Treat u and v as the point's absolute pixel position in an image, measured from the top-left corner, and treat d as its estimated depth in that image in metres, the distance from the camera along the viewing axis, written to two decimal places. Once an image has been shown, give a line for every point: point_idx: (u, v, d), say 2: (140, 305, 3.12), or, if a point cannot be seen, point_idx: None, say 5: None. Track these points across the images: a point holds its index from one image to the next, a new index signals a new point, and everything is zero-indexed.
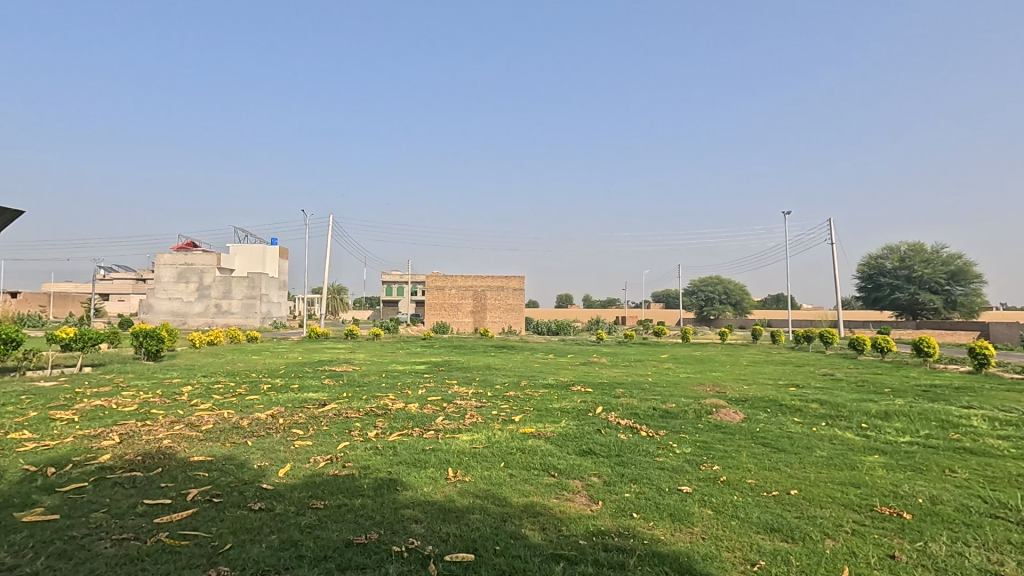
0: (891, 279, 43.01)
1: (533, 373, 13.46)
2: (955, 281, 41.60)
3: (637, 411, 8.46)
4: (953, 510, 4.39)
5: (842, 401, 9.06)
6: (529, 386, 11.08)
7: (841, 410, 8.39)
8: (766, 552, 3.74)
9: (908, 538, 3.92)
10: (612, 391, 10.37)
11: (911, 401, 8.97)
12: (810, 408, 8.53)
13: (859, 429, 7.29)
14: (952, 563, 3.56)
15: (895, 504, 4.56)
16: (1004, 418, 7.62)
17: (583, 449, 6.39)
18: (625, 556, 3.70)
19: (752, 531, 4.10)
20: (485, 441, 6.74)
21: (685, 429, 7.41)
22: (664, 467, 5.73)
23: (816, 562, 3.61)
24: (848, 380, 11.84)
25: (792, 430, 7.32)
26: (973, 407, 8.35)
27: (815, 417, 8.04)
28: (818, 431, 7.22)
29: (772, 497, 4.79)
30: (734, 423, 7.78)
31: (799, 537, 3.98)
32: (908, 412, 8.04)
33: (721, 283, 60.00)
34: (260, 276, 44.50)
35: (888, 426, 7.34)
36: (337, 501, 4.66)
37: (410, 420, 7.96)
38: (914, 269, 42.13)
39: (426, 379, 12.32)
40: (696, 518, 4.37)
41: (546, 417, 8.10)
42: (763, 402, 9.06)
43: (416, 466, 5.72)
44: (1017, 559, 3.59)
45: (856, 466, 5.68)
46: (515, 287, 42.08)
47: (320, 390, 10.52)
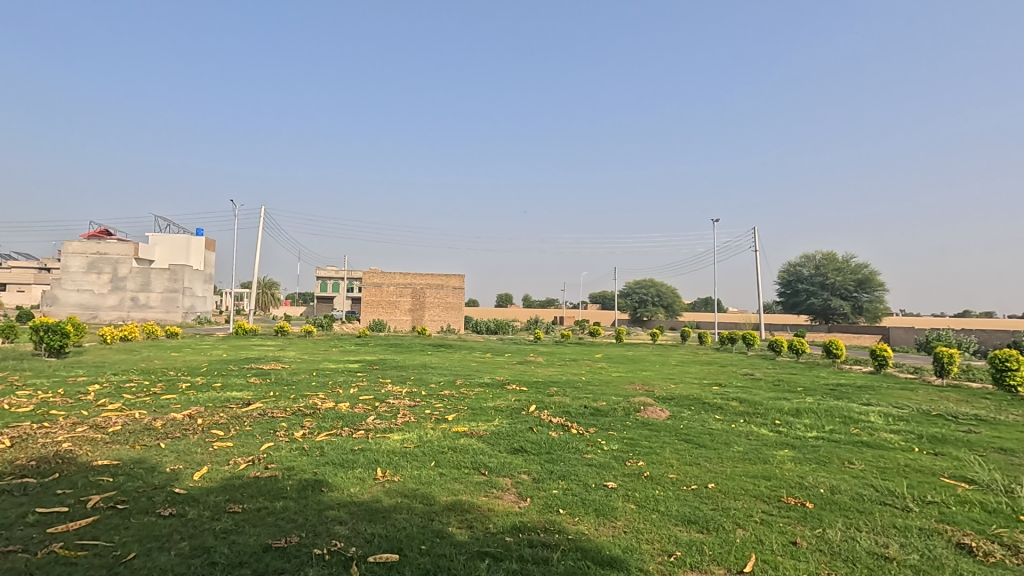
0: (807, 286, 46.31)
1: (469, 372, 13.46)
2: (862, 289, 44.95)
3: (569, 410, 8.64)
4: (849, 499, 4.77)
5: (759, 399, 9.64)
6: (465, 385, 11.06)
7: (757, 407, 8.93)
8: (682, 543, 3.92)
9: (810, 525, 4.23)
10: (546, 390, 10.54)
11: (819, 399, 9.67)
12: (729, 406, 9.02)
13: (772, 425, 7.79)
14: (846, 547, 3.86)
15: (799, 495, 4.90)
16: (897, 414, 8.38)
17: (515, 448, 6.46)
18: (549, 551, 3.77)
19: (671, 524, 4.29)
20: (416, 441, 6.66)
21: (614, 426, 7.65)
22: (592, 463, 5.90)
23: (726, 551, 3.81)
24: (766, 379, 12.63)
25: (712, 426, 7.72)
26: (872, 404, 9.12)
27: (734, 414, 8.51)
28: (735, 428, 7.64)
29: (691, 491, 5.03)
30: (659, 420, 8.10)
31: (713, 528, 4.20)
32: (816, 409, 8.67)
33: (655, 285, 62.09)
34: (183, 268, 41.90)
35: (797, 422, 7.89)
36: (256, 504, 4.47)
37: (339, 419, 7.76)
38: (828, 275, 45.51)
39: (359, 378, 12.02)
40: (620, 513, 4.52)
41: (479, 416, 8.12)
42: (688, 401, 9.48)
43: (343, 466, 5.58)
44: (900, 541, 3.94)
45: (768, 460, 6.06)
46: (455, 285, 41.98)
47: (244, 389, 10.04)
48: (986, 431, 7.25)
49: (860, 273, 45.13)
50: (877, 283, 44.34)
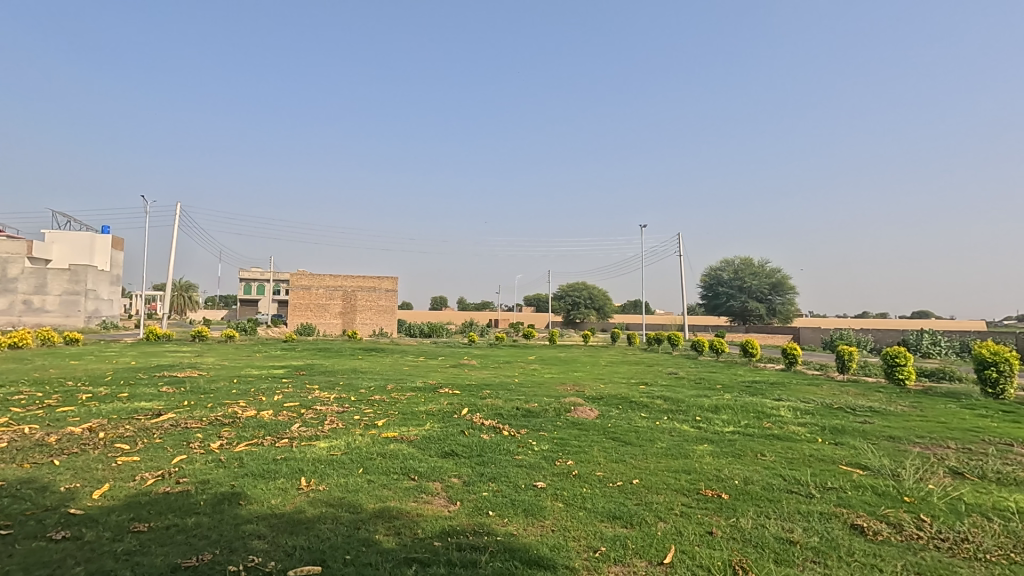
0: (727, 289, 49.08)
1: (401, 376, 13.22)
2: (775, 292, 48.19)
3: (501, 412, 8.68)
4: (760, 489, 5.10)
5: (682, 396, 10.11)
6: (396, 389, 10.85)
7: (680, 404, 9.35)
8: (607, 538, 4.04)
9: (724, 515, 4.48)
10: (479, 393, 10.53)
11: (736, 396, 10.26)
12: (655, 404, 9.39)
13: (693, 421, 8.18)
14: (755, 533, 4.12)
15: (716, 486, 5.18)
16: (803, 408, 9.05)
17: (446, 451, 6.41)
18: (477, 554, 3.77)
19: (597, 520, 4.41)
20: (343, 448, 6.46)
21: (545, 427, 7.76)
22: (522, 464, 5.96)
23: (647, 543, 3.96)
24: (689, 378, 13.26)
25: (638, 424, 8.01)
26: (782, 399, 9.79)
27: (659, 411, 8.87)
28: (660, 425, 7.96)
29: (617, 487, 5.19)
30: (589, 419, 8.30)
31: (636, 522, 4.35)
32: (733, 405, 9.20)
33: (587, 288, 63.65)
34: (85, 268, 38.54)
35: (716, 418, 8.33)
36: (165, 522, 4.18)
37: (261, 428, 7.39)
38: (745, 279, 48.46)
39: (284, 384, 11.51)
40: (548, 512, 4.59)
41: (410, 421, 7.99)
42: (616, 400, 9.78)
43: (264, 477, 5.32)
44: (803, 525, 4.25)
45: (689, 455, 6.36)
46: (388, 288, 41.16)
47: (155, 399, 9.35)
48: (878, 421, 7.98)
49: (774, 277, 48.40)
50: (789, 286, 47.68)
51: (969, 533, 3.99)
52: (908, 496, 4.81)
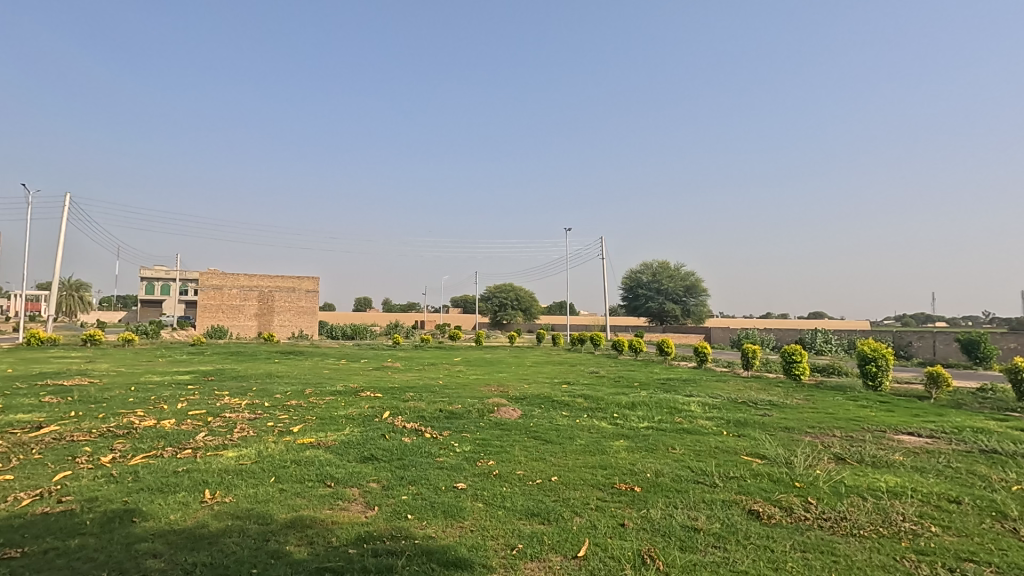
0: (646, 291, 51.31)
1: (320, 379, 12.75)
2: (689, 294, 50.97)
3: (424, 414, 8.58)
4: (670, 480, 5.38)
5: (601, 395, 10.45)
6: (315, 394, 10.44)
7: (599, 402, 9.67)
8: (525, 536, 4.11)
9: (636, 507, 4.69)
10: (402, 395, 10.36)
11: (651, 393, 10.76)
12: (576, 403, 9.65)
13: (612, 418, 8.49)
14: (663, 523, 4.34)
15: (629, 480, 5.41)
16: (712, 403, 9.65)
17: (365, 456, 6.26)
18: (394, 558, 3.72)
19: (515, 518, 4.47)
20: (254, 456, 6.14)
21: (467, 428, 7.77)
22: (443, 466, 5.93)
23: (564, 539, 4.07)
24: (609, 376, 13.74)
25: (559, 422, 8.20)
26: (693, 395, 10.38)
27: (579, 410, 9.13)
28: (580, 422, 8.20)
29: (536, 485, 5.29)
30: (511, 419, 8.40)
31: (553, 518, 4.46)
32: (649, 402, 9.64)
33: (514, 289, 64.26)
34: None
35: (633, 415, 8.69)
36: (43, 546, 3.78)
37: (161, 439, 6.86)
38: (662, 282, 50.89)
39: (189, 391, 10.73)
40: (468, 512, 4.60)
41: (328, 426, 7.72)
42: (539, 399, 9.96)
43: (162, 491, 4.95)
44: (707, 513, 4.53)
45: (605, 451, 6.60)
46: (308, 288, 39.55)
47: (36, 410, 8.42)
48: (776, 413, 8.67)
49: (688, 280, 51.21)
50: (701, 289, 50.61)
51: (847, 512, 4.42)
52: (798, 481, 5.26)
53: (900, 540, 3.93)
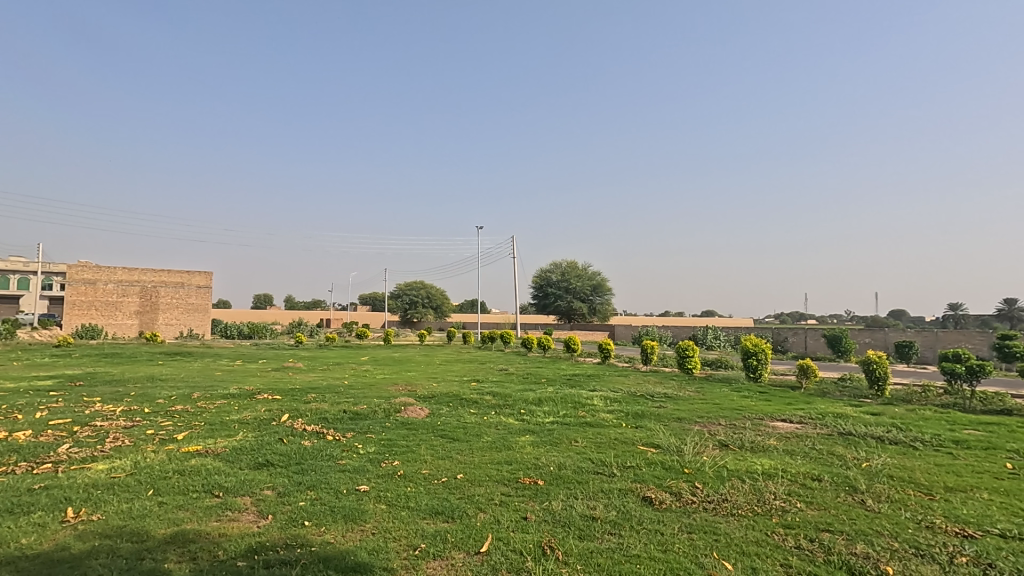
0: (555, 289, 52.69)
1: (210, 382, 11.82)
2: (595, 293, 53.03)
3: (325, 416, 8.24)
4: (571, 472, 5.58)
5: (509, 392, 10.61)
6: (204, 398, 9.67)
7: (507, 399, 9.81)
8: (428, 535, 4.08)
9: (539, 500, 4.81)
10: (302, 397, 9.88)
11: (558, 388, 11.07)
12: (484, 400, 9.72)
13: (519, 414, 8.64)
14: (564, 514, 4.49)
15: (533, 474, 5.54)
16: (613, 397, 10.12)
17: (259, 462, 5.89)
18: (288, 568, 3.54)
19: (418, 518, 4.43)
20: (129, 468, 5.57)
21: (372, 429, 7.57)
22: (345, 469, 5.73)
23: (467, 535, 4.09)
24: (517, 373, 13.96)
25: (467, 420, 8.21)
26: (596, 390, 10.83)
27: (487, 407, 9.20)
28: (487, 419, 8.26)
29: (441, 483, 5.27)
30: (418, 418, 8.28)
31: (457, 516, 4.46)
32: (555, 397, 9.92)
33: (425, 287, 63.44)
34: None
35: (538, 410, 8.91)
36: None
37: (14, 453, 6.02)
38: (571, 281, 52.54)
39: (50, 398, 9.52)
40: (369, 515, 4.47)
41: (218, 431, 7.19)
42: (447, 398, 9.91)
43: (13, 512, 4.35)
44: (605, 502, 4.74)
45: (512, 446, 6.70)
46: (199, 284, 36.63)
47: None
48: (670, 405, 9.27)
49: (595, 280, 53.26)
50: (607, 288, 52.87)
51: (728, 494, 4.82)
52: (687, 467, 5.66)
53: (771, 516, 4.36)
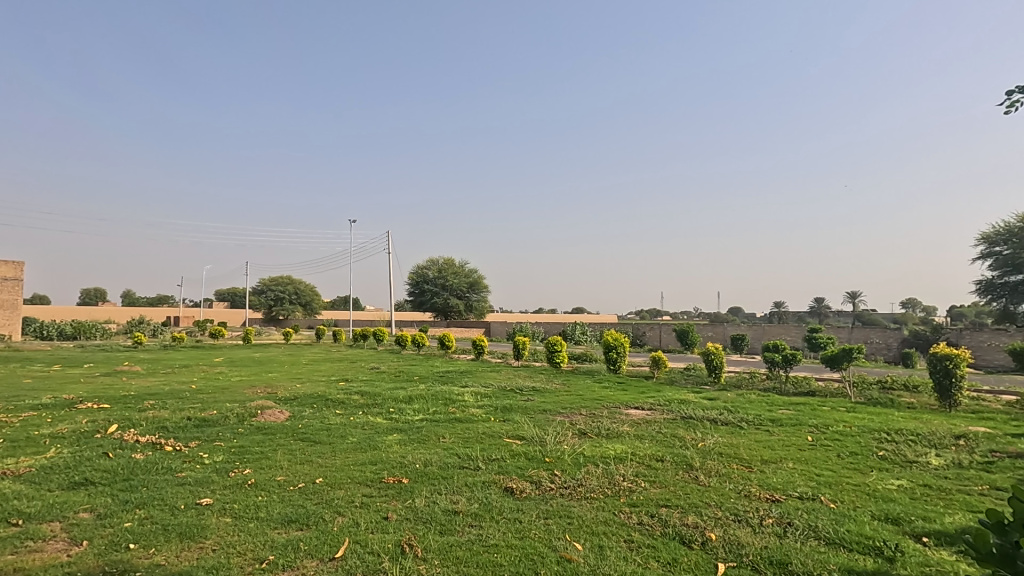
0: (432, 286, 52.22)
1: (16, 391, 10.00)
2: (472, 290, 53.49)
3: (165, 425, 7.36)
4: (437, 469, 5.57)
5: (379, 390, 10.32)
6: (5, 410, 8.14)
7: (376, 398, 9.53)
8: (278, 545, 3.82)
9: (401, 499, 4.74)
10: (138, 405, 8.74)
11: (429, 386, 10.99)
12: (351, 400, 9.35)
13: (387, 413, 8.44)
14: (427, 511, 4.46)
15: (398, 473, 5.44)
16: (484, 392, 10.29)
17: (76, 481, 5.11)
18: None
19: (268, 528, 4.13)
20: None
21: (221, 436, 6.92)
22: (185, 482, 5.17)
23: (321, 541, 3.90)
24: (388, 372, 13.62)
25: (331, 421, 7.83)
26: (468, 386, 10.93)
27: (354, 407, 8.87)
28: (353, 420, 7.96)
29: (297, 490, 4.96)
30: (276, 422, 7.74)
31: (313, 522, 4.24)
32: (425, 394, 9.85)
33: (292, 282, 59.38)
34: None
35: (408, 408, 8.77)
36: None
37: None
38: (447, 278, 52.42)
39: None
40: (211, 530, 4.08)
41: (23, 449, 6.10)
42: (311, 399, 9.38)
43: None
44: (468, 496, 4.80)
45: (378, 446, 6.52)
46: (4, 276, 30.79)
47: None
48: (538, 398, 9.65)
49: (471, 277, 53.66)
50: (483, 286, 53.54)
51: (583, 479, 5.14)
52: (548, 456, 5.93)
53: (619, 497, 4.72)
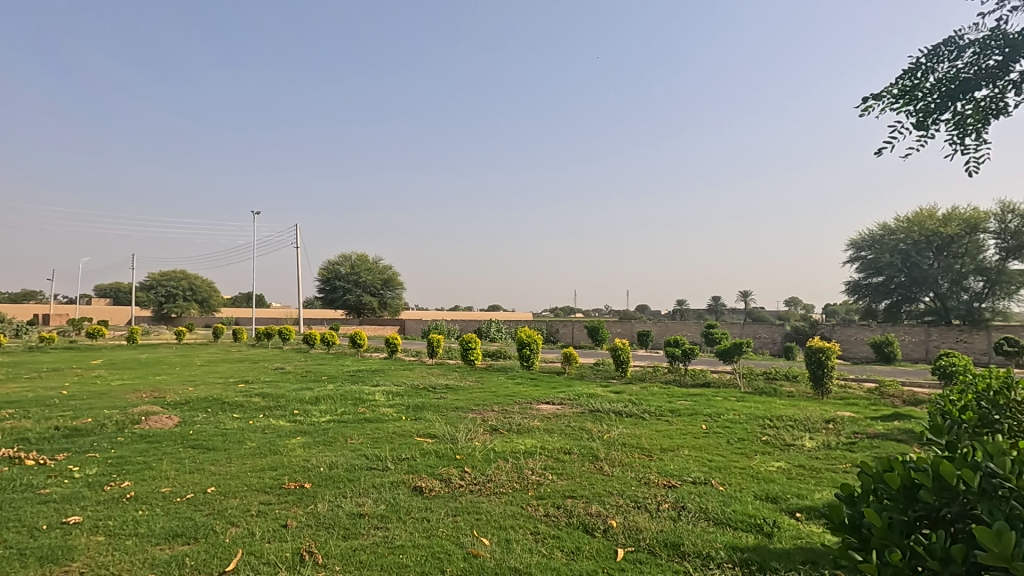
0: (344, 283, 50.35)
1: None
2: (387, 287, 52.21)
3: (26, 437, 6.51)
4: (343, 471, 5.37)
5: (283, 392, 9.79)
6: None
7: (279, 400, 9.03)
8: (160, 563, 3.51)
9: (303, 504, 4.52)
10: None
11: (338, 386, 10.58)
12: (251, 403, 8.78)
13: (291, 415, 8.02)
14: (330, 516, 4.28)
15: (300, 478, 5.18)
16: (396, 391, 10.07)
17: None
18: None
19: (150, 545, 3.78)
20: None
21: (97, 446, 6.24)
22: (49, 500, 4.60)
23: (210, 555, 3.63)
24: (294, 372, 12.96)
25: (227, 426, 7.32)
26: (379, 385, 10.65)
27: (254, 410, 8.35)
28: (253, 423, 7.48)
29: (184, 501, 4.58)
30: (163, 429, 7.11)
31: (201, 535, 3.93)
32: (334, 395, 9.47)
33: (187, 277, 54.82)
34: None
35: (314, 409, 8.39)
36: None
37: None
38: (360, 275, 50.78)
39: None
40: (79, 552, 3.66)
41: None
42: (205, 403, 8.71)
43: None
44: (375, 497, 4.67)
45: (279, 451, 6.18)
46: None
47: None
48: (451, 395, 9.59)
49: (386, 274, 52.31)
50: (397, 283, 52.36)
51: (492, 474, 5.17)
52: (459, 454, 5.91)
53: (527, 491, 4.80)
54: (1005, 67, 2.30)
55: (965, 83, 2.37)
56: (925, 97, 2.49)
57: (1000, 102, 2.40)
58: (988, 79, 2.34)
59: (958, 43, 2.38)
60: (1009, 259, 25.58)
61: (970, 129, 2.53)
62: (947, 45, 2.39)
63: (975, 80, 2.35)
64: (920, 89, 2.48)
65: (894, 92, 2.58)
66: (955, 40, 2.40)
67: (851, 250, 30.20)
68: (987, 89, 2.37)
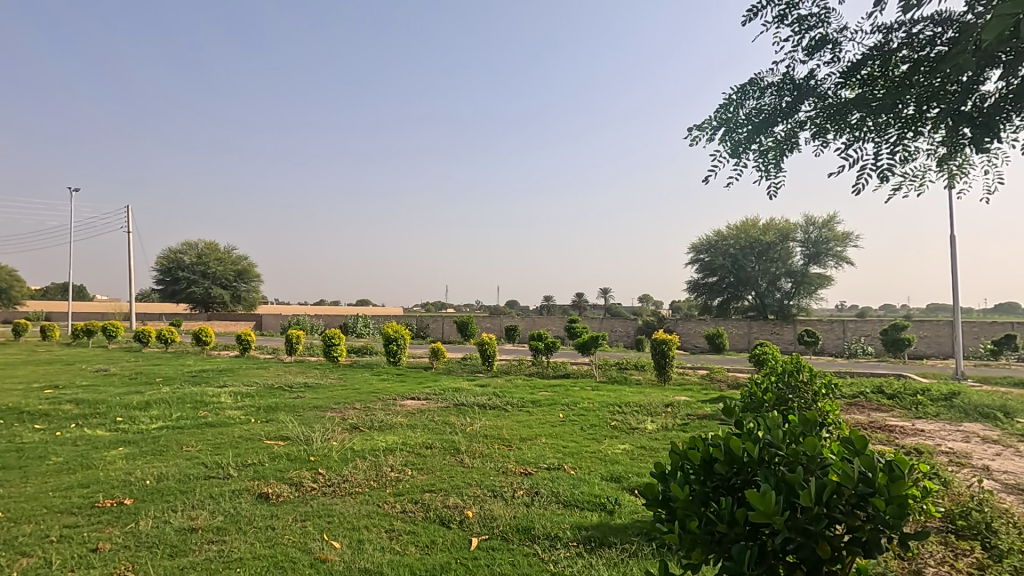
0: (188, 274, 45.09)
1: None
2: (240, 279, 47.79)
3: None
4: (174, 483, 4.80)
5: (103, 397, 8.50)
6: None
7: (98, 407, 7.82)
8: None
9: (120, 524, 3.96)
10: None
11: (175, 388, 9.44)
12: (61, 411, 7.51)
13: (112, 424, 6.99)
14: (154, 534, 3.80)
15: (119, 494, 4.53)
16: (246, 391, 9.26)
17: None
18: None
19: None
20: None
21: None
22: None
23: None
24: (120, 374, 11.31)
25: (25, 440, 6.17)
26: (226, 386, 9.70)
27: (64, 419, 7.14)
28: (60, 436, 6.38)
29: None
30: None
31: None
32: (169, 398, 8.44)
33: None
34: None
35: (143, 416, 7.40)
36: None
37: None
38: (208, 265, 45.87)
39: None
40: None
41: None
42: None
43: None
44: (211, 509, 4.24)
45: (93, 465, 5.35)
46: None
47: None
48: (308, 394, 9.05)
49: (239, 265, 47.85)
50: (253, 275, 48.23)
51: (348, 475, 4.97)
52: (313, 455, 5.59)
53: (385, 488, 4.68)
54: (794, 106, 2.63)
55: (766, 116, 2.65)
56: (738, 128, 2.74)
57: (792, 139, 2.72)
58: (782, 116, 2.66)
59: (759, 84, 2.70)
60: (811, 264, 30.44)
61: (771, 162, 2.80)
62: (751, 84, 2.69)
63: (773, 115, 2.64)
64: (734, 120, 2.74)
65: (713, 124, 2.83)
66: (756, 82, 2.73)
67: (692, 253, 33.74)
68: (782, 125, 2.68)
